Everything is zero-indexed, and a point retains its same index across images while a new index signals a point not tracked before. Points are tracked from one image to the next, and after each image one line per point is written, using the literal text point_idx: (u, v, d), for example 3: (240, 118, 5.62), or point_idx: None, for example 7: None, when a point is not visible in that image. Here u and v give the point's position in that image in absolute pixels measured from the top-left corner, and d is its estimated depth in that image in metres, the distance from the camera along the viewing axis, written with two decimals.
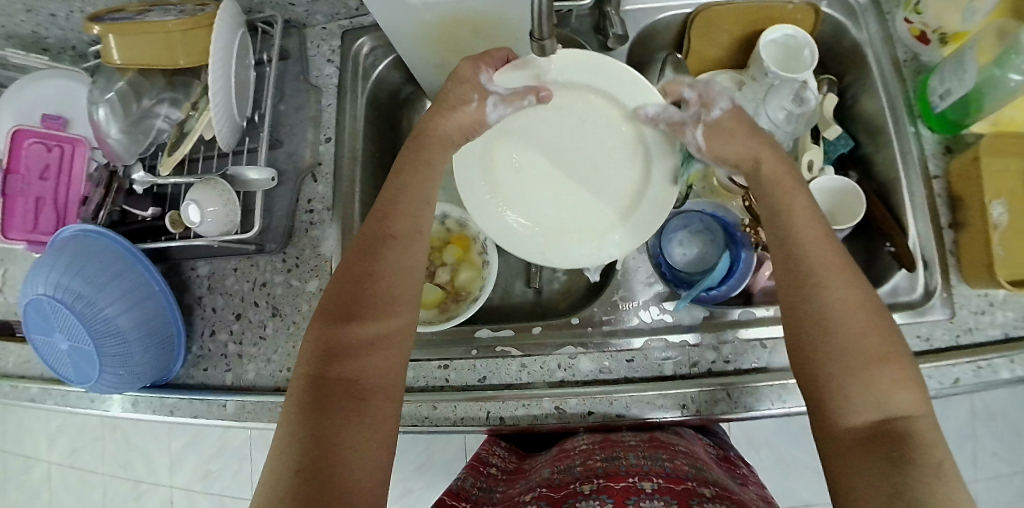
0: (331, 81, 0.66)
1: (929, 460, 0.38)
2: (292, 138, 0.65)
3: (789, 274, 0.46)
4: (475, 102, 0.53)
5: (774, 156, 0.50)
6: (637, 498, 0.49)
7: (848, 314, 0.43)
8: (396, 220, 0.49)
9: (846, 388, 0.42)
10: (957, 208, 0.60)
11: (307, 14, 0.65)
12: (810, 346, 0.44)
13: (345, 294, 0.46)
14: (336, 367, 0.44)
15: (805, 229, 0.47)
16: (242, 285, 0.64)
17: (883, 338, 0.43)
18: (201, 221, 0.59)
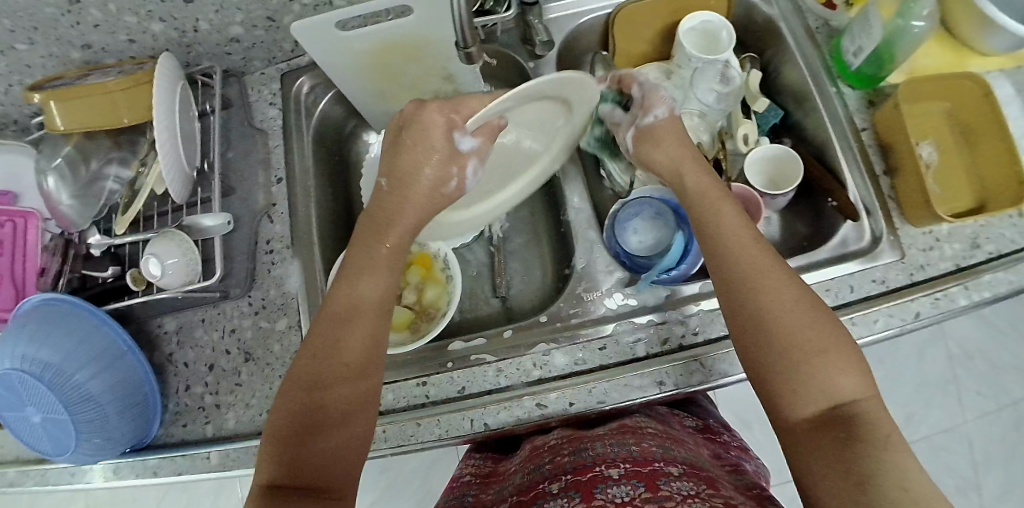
0: (276, 123, 0.67)
1: (877, 435, 0.40)
2: (244, 183, 0.66)
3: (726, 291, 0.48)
4: (454, 177, 0.54)
5: (694, 165, 0.54)
6: (604, 486, 0.48)
7: (786, 318, 0.44)
8: (353, 298, 0.48)
9: (796, 390, 0.43)
10: (888, 154, 0.63)
11: (245, 61, 0.68)
12: (762, 360, 0.45)
13: (304, 382, 0.45)
14: (304, 435, 0.43)
15: (742, 236, 0.49)
16: (212, 335, 0.64)
17: (820, 330, 0.44)
18: (163, 274, 0.60)
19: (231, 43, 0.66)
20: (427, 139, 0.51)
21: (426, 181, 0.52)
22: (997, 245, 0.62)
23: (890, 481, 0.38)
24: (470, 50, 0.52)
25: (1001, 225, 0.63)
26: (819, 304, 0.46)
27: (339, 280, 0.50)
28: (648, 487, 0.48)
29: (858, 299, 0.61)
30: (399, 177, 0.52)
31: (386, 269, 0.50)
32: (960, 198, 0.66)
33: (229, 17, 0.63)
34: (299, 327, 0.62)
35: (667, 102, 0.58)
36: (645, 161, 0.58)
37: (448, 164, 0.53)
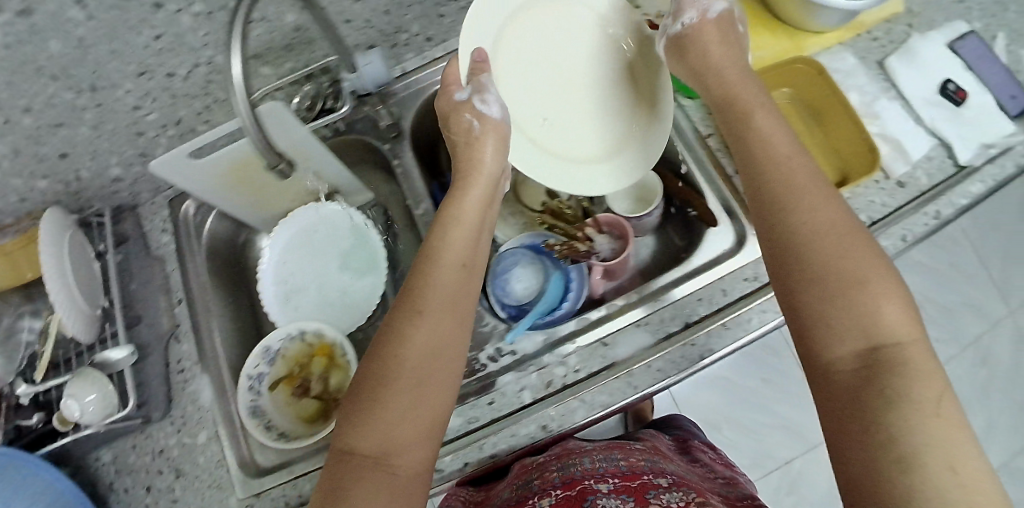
0: (169, 247, 0.72)
1: (922, 395, 0.38)
2: (148, 309, 0.70)
3: (766, 209, 0.48)
4: (473, 120, 0.59)
5: (742, 86, 0.57)
6: (593, 499, 0.56)
7: (821, 240, 0.45)
8: (431, 284, 0.49)
9: (829, 316, 0.43)
10: (735, 153, 0.65)
11: (133, 195, 0.73)
12: (802, 275, 0.44)
13: (376, 371, 0.46)
14: (394, 422, 0.44)
15: (792, 161, 0.50)
16: (144, 458, 0.67)
17: (867, 261, 0.44)
18: (82, 413, 0.62)
19: (114, 183, 0.71)
20: (450, 102, 0.60)
21: (492, 152, 0.58)
22: (869, 213, 0.67)
23: (934, 455, 0.36)
24: (280, 166, 0.50)
25: (870, 192, 0.68)
26: (859, 231, 0.45)
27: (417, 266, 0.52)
28: (636, 500, 0.55)
29: (733, 299, 0.60)
30: (453, 128, 0.60)
31: (461, 258, 0.51)
32: None
33: (104, 162, 0.68)
34: (219, 437, 0.66)
35: (697, 6, 0.61)
36: (697, 67, 0.60)
37: (458, 114, 0.59)
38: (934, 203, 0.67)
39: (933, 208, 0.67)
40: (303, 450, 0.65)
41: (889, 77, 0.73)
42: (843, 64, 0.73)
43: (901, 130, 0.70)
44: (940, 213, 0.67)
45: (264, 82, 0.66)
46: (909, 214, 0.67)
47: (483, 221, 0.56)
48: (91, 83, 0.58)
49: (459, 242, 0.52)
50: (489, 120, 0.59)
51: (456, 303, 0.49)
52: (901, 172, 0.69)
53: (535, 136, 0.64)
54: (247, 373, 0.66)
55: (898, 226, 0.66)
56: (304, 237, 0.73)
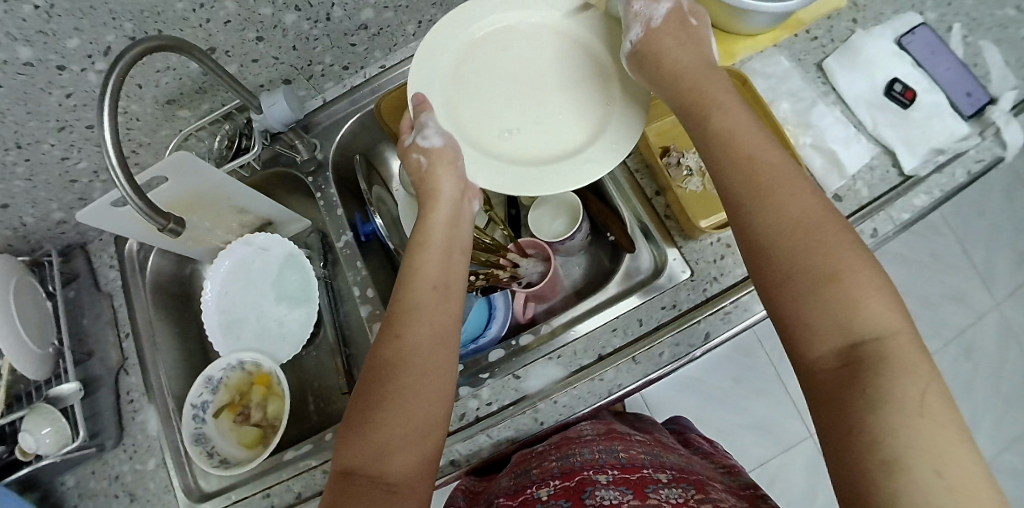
0: (117, 283, 0.75)
1: (906, 393, 0.37)
2: (99, 344, 0.73)
3: (739, 205, 0.46)
4: (420, 158, 0.58)
5: (703, 82, 0.52)
6: (593, 491, 0.55)
7: (790, 237, 0.43)
8: (411, 304, 0.49)
9: (806, 315, 0.41)
10: (655, 175, 0.64)
11: (80, 234, 0.76)
12: (778, 277, 0.42)
13: (366, 395, 0.46)
14: (392, 439, 0.44)
15: (765, 153, 0.47)
16: (102, 483, 0.71)
17: (843, 251, 0.41)
18: (38, 444, 0.66)
19: (60, 225, 0.74)
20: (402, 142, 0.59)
21: (446, 179, 0.56)
22: None
23: (918, 457, 0.34)
24: (170, 226, 0.54)
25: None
26: (833, 221, 0.43)
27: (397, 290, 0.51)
28: (635, 494, 0.54)
29: (650, 328, 0.60)
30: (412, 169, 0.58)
31: (435, 276, 0.51)
32: None
33: (46, 207, 0.71)
34: (165, 464, 0.69)
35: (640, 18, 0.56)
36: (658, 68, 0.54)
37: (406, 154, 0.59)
38: (869, 220, 0.65)
39: (869, 226, 0.65)
40: (245, 474, 0.67)
41: (829, 81, 0.71)
42: (776, 68, 0.71)
43: (839, 136, 0.68)
44: (878, 231, 0.65)
45: (186, 123, 0.67)
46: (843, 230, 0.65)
47: (456, 237, 0.55)
48: (15, 141, 0.60)
49: (432, 262, 0.52)
50: (432, 151, 0.57)
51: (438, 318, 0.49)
52: (837, 186, 0.66)
53: (493, 150, 0.58)
54: (191, 401, 0.68)
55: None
56: (242, 267, 0.75)
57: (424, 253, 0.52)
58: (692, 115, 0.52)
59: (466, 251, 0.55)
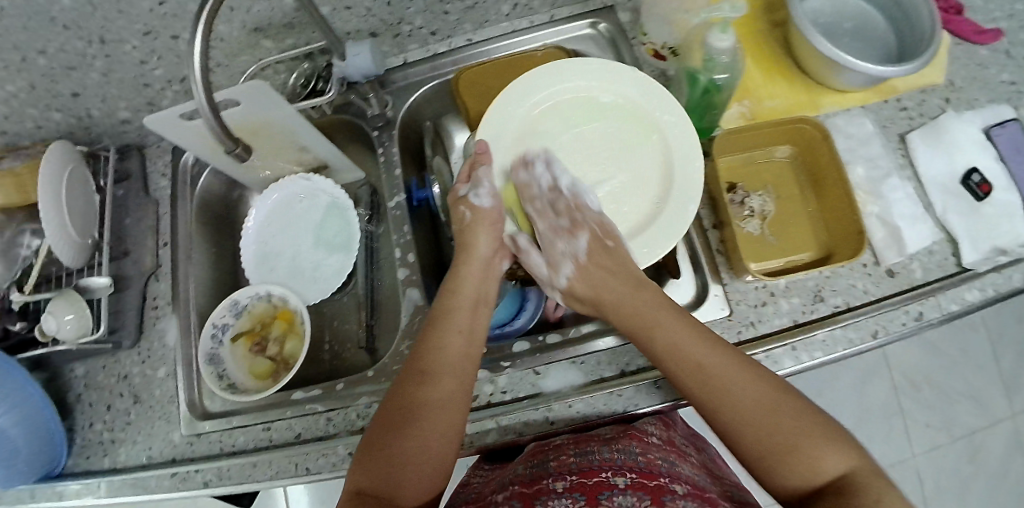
0: (165, 191, 0.76)
1: (869, 497, 0.44)
2: (136, 247, 0.74)
3: (697, 402, 0.51)
4: (467, 212, 0.63)
5: (628, 302, 0.57)
6: (609, 494, 0.48)
7: (745, 421, 0.49)
8: (437, 350, 0.55)
9: (774, 477, 0.48)
10: (716, 209, 0.65)
11: (140, 137, 0.77)
12: (750, 455, 0.49)
13: (389, 422, 0.52)
14: (403, 460, 0.50)
15: (680, 338, 0.53)
16: (110, 379, 0.73)
17: (795, 419, 0.48)
18: (59, 328, 0.68)
19: (123, 123, 0.75)
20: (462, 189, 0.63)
21: (485, 238, 0.62)
22: (844, 298, 0.65)
23: None
24: (238, 151, 0.53)
25: (852, 276, 0.66)
26: (777, 389, 0.50)
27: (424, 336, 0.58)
28: (653, 500, 0.47)
29: None
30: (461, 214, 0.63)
31: (462, 324, 0.57)
32: (797, 252, 0.66)
33: (114, 104, 0.72)
34: (175, 376, 0.70)
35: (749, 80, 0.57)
36: (623, 254, 0.58)
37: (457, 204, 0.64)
38: (918, 302, 0.64)
39: (917, 308, 0.64)
40: (252, 403, 0.68)
41: (908, 156, 0.69)
42: (857, 129, 0.70)
43: (905, 213, 0.67)
44: (923, 315, 0.64)
45: (267, 53, 0.67)
46: (888, 308, 0.64)
47: (484, 290, 0.61)
48: (100, 35, 0.61)
49: (461, 316, 0.58)
50: (482, 209, 0.63)
51: (459, 361, 0.55)
52: (891, 261, 0.66)
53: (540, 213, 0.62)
54: (213, 321, 0.70)
55: (874, 320, 0.64)
56: (287, 204, 0.76)
57: (456, 299, 0.59)
58: (629, 325, 0.57)
59: (490, 307, 0.61)
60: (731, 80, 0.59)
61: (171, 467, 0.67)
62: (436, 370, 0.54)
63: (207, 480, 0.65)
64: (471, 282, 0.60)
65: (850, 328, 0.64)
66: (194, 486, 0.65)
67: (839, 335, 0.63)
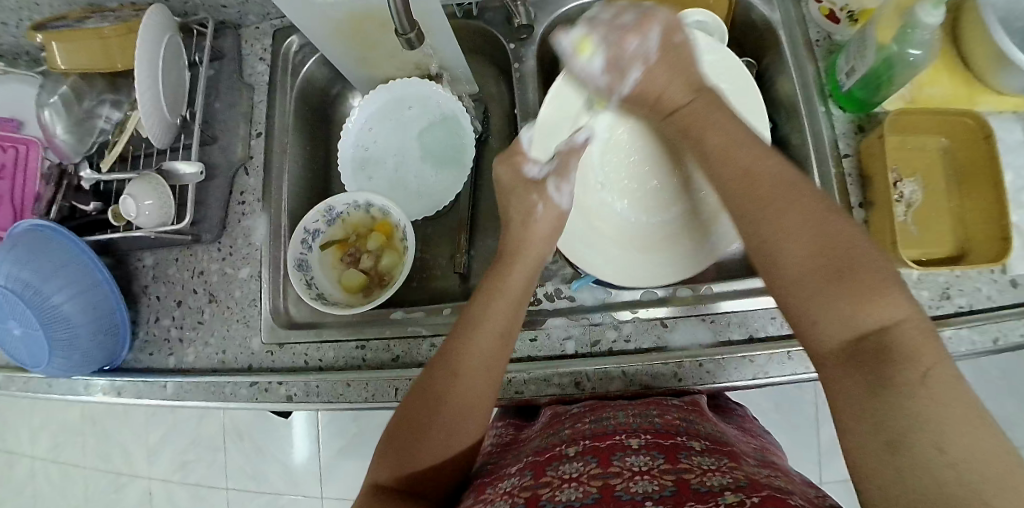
0: (262, 79, 0.70)
1: (908, 371, 0.35)
2: (226, 134, 0.69)
3: (741, 212, 0.45)
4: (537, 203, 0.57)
5: (688, 111, 0.53)
6: (622, 454, 0.46)
7: (795, 230, 0.42)
8: (470, 349, 0.48)
9: (816, 311, 0.40)
10: (867, 185, 0.61)
11: (240, 15, 0.70)
12: (782, 275, 0.42)
13: (414, 417, 0.47)
14: (420, 455, 0.46)
15: (729, 130, 0.49)
16: (182, 274, 0.67)
17: (853, 246, 0.40)
18: (138, 214, 0.63)
19: None
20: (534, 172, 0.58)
21: (541, 240, 0.56)
22: (970, 299, 0.61)
23: (920, 435, 0.33)
24: (411, 36, 0.48)
25: (979, 279, 0.61)
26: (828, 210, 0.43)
27: (460, 321, 0.50)
28: (668, 458, 0.45)
29: None
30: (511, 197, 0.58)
31: (499, 326, 0.49)
32: (933, 245, 0.64)
33: None
34: (259, 277, 0.65)
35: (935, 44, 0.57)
36: (681, 58, 0.55)
37: (525, 192, 0.58)
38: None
39: None
40: (339, 320, 0.64)
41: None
42: (1008, 136, 0.65)
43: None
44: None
45: None
46: (1010, 317, 0.60)
47: (528, 290, 0.53)
48: None
49: (498, 313, 0.50)
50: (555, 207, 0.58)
51: (492, 364, 0.48)
52: (1021, 272, 0.61)
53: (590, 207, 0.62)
54: (306, 225, 0.65)
55: (995, 326, 0.60)
56: (395, 109, 0.71)
57: (492, 301, 0.51)
58: (686, 131, 0.52)
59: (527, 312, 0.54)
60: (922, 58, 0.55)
61: (249, 376, 0.62)
62: (456, 371, 0.47)
63: (291, 394, 0.60)
64: (516, 284, 0.52)
65: (975, 330, 0.60)
66: (277, 399, 0.61)
67: (964, 335, 0.60)
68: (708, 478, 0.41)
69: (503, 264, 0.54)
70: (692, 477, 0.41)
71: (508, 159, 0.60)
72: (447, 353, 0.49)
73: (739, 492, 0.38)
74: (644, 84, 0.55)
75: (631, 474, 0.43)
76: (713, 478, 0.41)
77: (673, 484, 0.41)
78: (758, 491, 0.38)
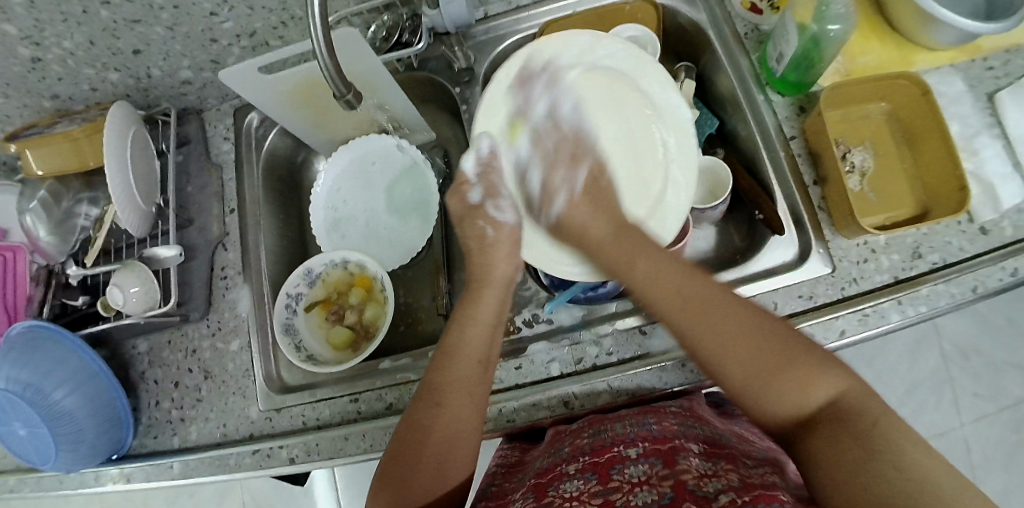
0: (229, 156, 0.74)
1: (863, 423, 0.39)
2: (201, 214, 0.72)
3: (680, 330, 0.47)
4: (488, 228, 0.57)
5: (612, 237, 0.53)
6: (621, 466, 0.47)
7: (728, 350, 0.44)
8: (450, 377, 0.50)
9: (769, 406, 0.43)
10: (817, 163, 0.63)
11: (200, 99, 0.75)
12: (733, 385, 0.44)
13: (404, 445, 0.48)
14: (414, 478, 0.47)
15: (658, 261, 0.50)
16: (176, 355, 0.69)
17: (781, 344, 0.44)
18: (126, 301, 0.65)
19: (183, 85, 0.72)
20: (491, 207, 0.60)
21: (506, 260, 0.56)
22: (942, 254, 0.60)
23: (888, 468, 0.37)
24: (349, 97, 0.50)
25: (947, 232, 0.60)
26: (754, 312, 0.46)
27: (437, 355, 0.52)
28: (666, 464, 0.46)
29: (787, 316, 0.61)
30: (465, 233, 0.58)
31: (478, 352, 0.51)
32: (893, 209, 0.64)
33: (176, 63, 0.69)
34: (249, 348, 0.67)
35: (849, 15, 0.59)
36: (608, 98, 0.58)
37: (471, 220, 0.58)
38: (1017, 258, 0.58)
39: (1013, 264, 0.58)
40: (331, 377, 0.65)
41: (996, 114, 0.64)
42: (949, 89, 0.66)
43: (997, 171, 0.61)
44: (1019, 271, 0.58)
45: (343, 6, 0.64)
46: (983, 264, 0.59)
47: (503, 310, 0.55)
48: None
49: (475, 339, 0.52)
50: (505, 226, 0.57)
51: (477, 389, 0.50)
52: (987, 219, 0.60)
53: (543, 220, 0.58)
54: (287, 290, 0.67)
55: (971, 275, 0.59)
56: (359, 167, 0.74)
57: (468, 328, 0.53)
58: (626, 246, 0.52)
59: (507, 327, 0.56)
60: (843, 32, 0.59)
61: (250, 445, 0.63)
62: (439, 400, 0.49)
63: (292, 456, 0.61)
64: (488, 305, 0.55)
65: (952, 284, 0.59)
66: (280, 463, 0.62)
67: (941, 290, 0.59)
68: (704, 482, 0.43)
69: (476, 284, 0.56)
70: (691, 481, 0.43)
71: (456, 190, 0.59)
72: (431, 383, 0.50)
73: (733, 493, 0.40)
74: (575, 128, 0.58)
75: (631, 486, 0.44)
76: (709, 483, 0.42)
77: (672, 491, 0.42)
78: (751, 490, 0.40)
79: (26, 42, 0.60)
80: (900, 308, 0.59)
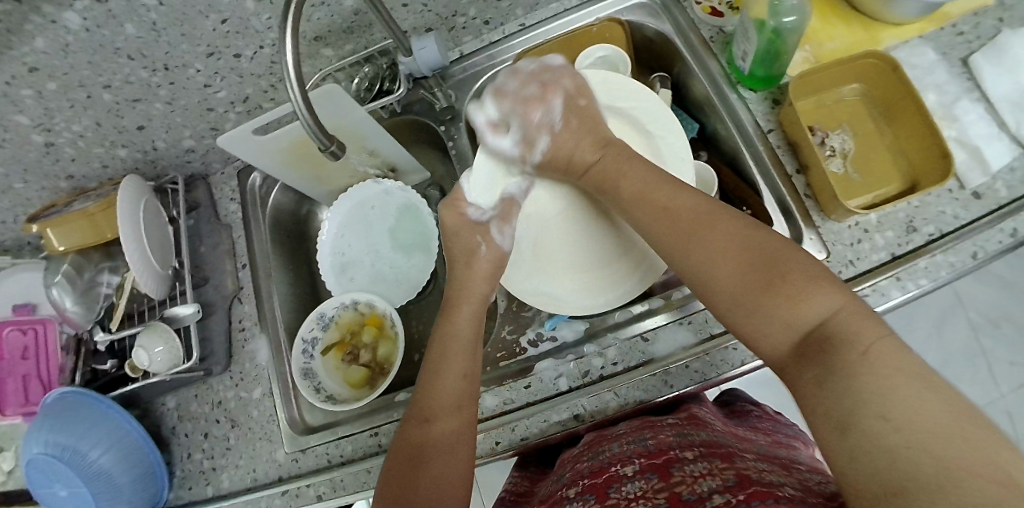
0: (236, 215, 0.78)
1: (847, 356, 0.37)
2: (215, 271, 0.75)
3: (671, 248, 0.49)
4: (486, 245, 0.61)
5: (601, 159, 0.58)
6: (618, 485, 0.48)
7: (722, 265, 0.46)
8: (433, 413, 0.51)
9: (759, 329, 0.43)
10: (797, 153, 0.65)
11: (205, 165, 0.79)
12: (726, 304, 0.45)
13: (397, 483, 0.49)
14: None
15: (641, 185, 0.53)
16: (203, 408, 0.72)
17: (774, 258, 0.43)
18: (151, 361, 0.68)
19: (187, 152, 0.76)
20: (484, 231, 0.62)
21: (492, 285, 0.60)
22: (937, 225, 0.61)
23: (869, 413, 0.34)
24: (333, 149, 0.53)
25: (939, 202, 0.61)
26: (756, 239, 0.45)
27: (418, 390, 0.53)
28: (661, 475, 0.47)
29: None
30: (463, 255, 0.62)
31: (457, 383, 0.53)
32: (881, 186, 0.65)
33: (179, 133, 0.73)
34: (271, 394, 0.70)
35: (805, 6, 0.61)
36: (590, 118, 0.61)
37: (469, 234, 0.62)
38: (1012, 219, 0.59)
39: (1010, 225, 0.59)
40: (352, 412, 0.67)
41: (973, 77, 0.65)
42: (922, 60, 0.67)
43: (981, 133, 0.62)
44: (1019, 231, 0.59)
45: (327, 62, 0.68)
46: (977, 230, 0.59)
47: (478, 336, 0.56)
48: (164, 62, 0.61)
49: (452, 373, 0.53)
50: (498, 250, 0.62)
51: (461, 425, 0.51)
52: (977, 184, 0.61)
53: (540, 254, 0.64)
54: (303, 335, 0.70)
55: (970, 242, 0.59)
56: (360, 212, 0.77)
57: (444, 363, 0.53)
58: (602, 184, 0.57)
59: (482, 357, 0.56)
60: (799, 22, 0.61)
61: (279, 486, 0.66)
62: (425, 441, 0.50)
63: (320, 493, 0.64)
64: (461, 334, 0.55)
65: (949, 253, 0.59)
66: (309, 501, 0.64)
67: (940, 261, 0.59)
68: (698, 486, 0.44)
69: (454, 303, 0.58)
70: (683, 488, 0.44)
71: (451, 203, 0.63)
72: (415, 426, 0.51)
73: (726, 493, 0.41)
74: (552, 150, 0.61)
75: (630, 502, 0.45)
76: (702, 485, 0.43)
77: (667, 502, 0.43)
78: (745, 487, 0.41)
79: (39, 130, 0.65)
80: (898, 285, 0.60)
